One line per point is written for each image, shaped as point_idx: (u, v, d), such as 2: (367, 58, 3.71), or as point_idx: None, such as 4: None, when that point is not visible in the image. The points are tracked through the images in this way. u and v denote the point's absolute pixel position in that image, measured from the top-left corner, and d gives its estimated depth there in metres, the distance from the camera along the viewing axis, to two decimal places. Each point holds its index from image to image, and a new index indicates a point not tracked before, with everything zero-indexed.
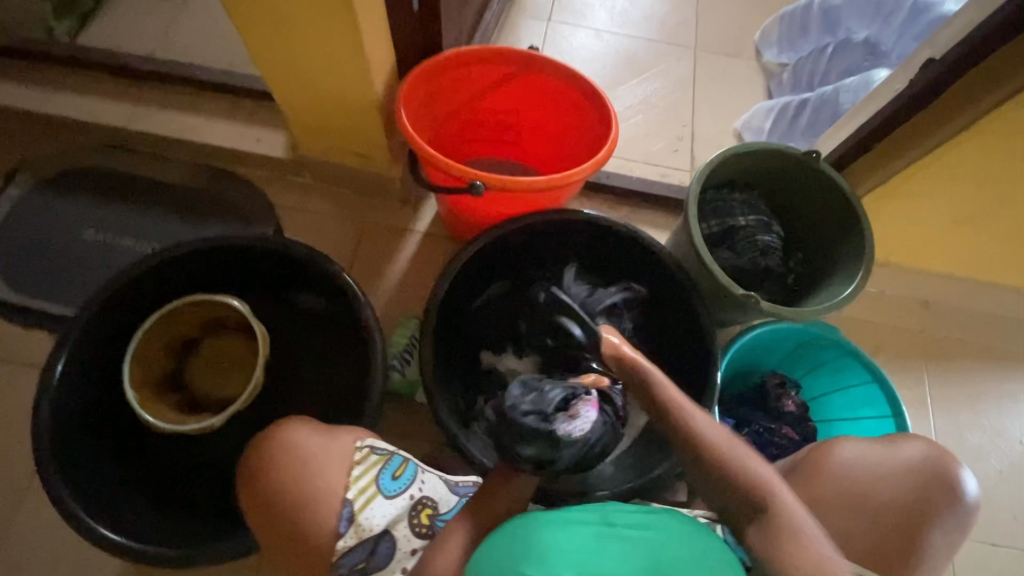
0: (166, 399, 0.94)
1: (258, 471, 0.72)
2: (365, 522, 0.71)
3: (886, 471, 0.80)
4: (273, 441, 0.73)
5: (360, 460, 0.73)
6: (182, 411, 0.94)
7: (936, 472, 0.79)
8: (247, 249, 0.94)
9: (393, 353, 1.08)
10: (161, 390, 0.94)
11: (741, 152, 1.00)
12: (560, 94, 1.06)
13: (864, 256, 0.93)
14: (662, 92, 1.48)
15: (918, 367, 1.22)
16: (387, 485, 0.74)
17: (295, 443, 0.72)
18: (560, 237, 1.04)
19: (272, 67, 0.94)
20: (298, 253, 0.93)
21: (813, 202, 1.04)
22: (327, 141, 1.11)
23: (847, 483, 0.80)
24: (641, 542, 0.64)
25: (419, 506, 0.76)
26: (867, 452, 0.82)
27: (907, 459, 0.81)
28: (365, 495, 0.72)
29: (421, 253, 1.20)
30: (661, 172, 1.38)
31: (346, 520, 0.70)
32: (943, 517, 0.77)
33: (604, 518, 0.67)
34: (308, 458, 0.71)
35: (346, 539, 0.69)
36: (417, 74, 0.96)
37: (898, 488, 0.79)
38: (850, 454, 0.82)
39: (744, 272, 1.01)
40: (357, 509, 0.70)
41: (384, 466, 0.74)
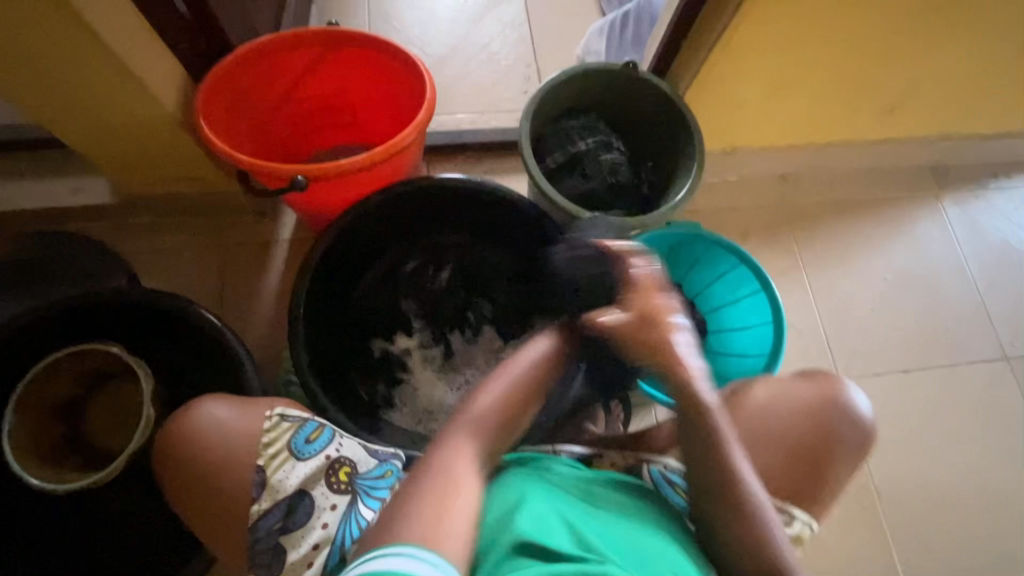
0: (44, 431, 0.90)
1: (175, 454, 0.74)
2: (277, 484, 0.71)
3: (799, 407, 0.85)
4: (186, 421, 0.75)
5: (269, 428, 0.74)
6: (58, 454, 0.91)
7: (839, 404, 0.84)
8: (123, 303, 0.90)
9: (286, 368, 1.06)
10: (50, 416, 0.91)
11: (563, 80, 1.01)
12: (374, 64, 1.03)
13: (695, 154, 0.98)
14: (499, 36, 1.46)
15: (787, 236, 1.31)
16: (300, 448, 0.73)
17: (211, 416, 0.75)
18: (419, 210, 1.03)
19: (45, 109, 0.86)
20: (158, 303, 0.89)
21: (644, 111, 1.07)
22: (150, 172, 1.04)
23: (762, 426, 0.84)
24: (616, 520, 0.64)
25: (336, 465, 0.73)
26: (777, 392, 0.86)
27: (812, 394, 0.86)
28: (277, 459, 0.72)
29: (291, 261, 1.16)
30: (515, 116, 1.37)
31: (259, 484, 0.71)
32: (843, 449, 0.83)
33: (584, 491, 0.68)
34: (224, 428, 0.74)
35: (260, 502, 0.71)
36: (211, 80, 0.91)
37: (807, 427, 0.84)
38: (765, 393, 0.86)
39: (597, 195, 1.04)
40: (269, 474, 0.71)
41: (296, 432, 0.74)
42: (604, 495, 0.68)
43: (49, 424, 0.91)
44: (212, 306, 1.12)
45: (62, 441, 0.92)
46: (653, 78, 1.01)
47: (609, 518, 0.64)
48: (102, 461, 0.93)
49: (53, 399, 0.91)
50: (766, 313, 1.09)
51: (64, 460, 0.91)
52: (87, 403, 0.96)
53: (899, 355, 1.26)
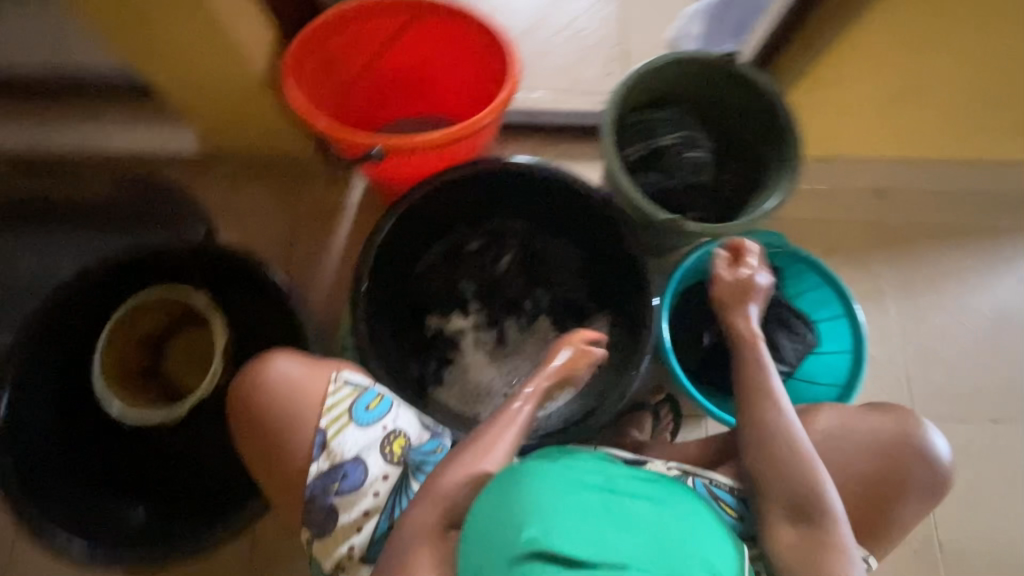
0: (128, 359, 0.96)
1: (245, 402, 0.77)
2: (337, 447, 0.74)
3: (871, 445, 0.79)
4: (258, 371, 0.78)
5: (333, 391, 0.76)
6: (137, 381, 0.97)
7: (916, 445, 0.79)
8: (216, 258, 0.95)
9: (344, 333, 1.08)
10: (136, 346, 0.97)
11: (656, 67, 0.94)
12: (459, 37, 1.00)
13: (790, 160, 0.90)
14: (587, 14, 1.39)
15: (877, 257, 1.20)
16: (360, 414, 0.76)
17: (281, 372, 0.77)
18: (487, 191, 1.01)
19: (147, 60, 0.89)
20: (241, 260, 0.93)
21: (739, 109, 0.99)
22: (236, 128, 1.07)
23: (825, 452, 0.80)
24: (644, 513, 0.62)
25: (391, 436, 0.76)
26: (845, 419, 0.81)
27: (886, 428, 0.80)
28: (338, 423, 0.74)
29: (357, 229, 1.17)
30: (594, 100, 1.31)
31: (319, 445, 0.74)
32: (912, 489, 0.78)
33: (607, 483, 0.64)
34: (292, 386, 0.76)
35: (319, 463, 0.73)
36: (300, 42, 0.91)
37: (876, 461, 0.79)
38: (832, 423, 0.81)
39: (675, 195, 0.98)
40: (329, 437, 0.74)
41: (357, 398, 0.76)
42: (626, 485, 0.65)
43: (134, 354, 0.98)
44: (280, 263, 1.16)
45: (143, 372, 0.99)
46: (755, 73, 0.93)
47: (630, 504, 0.63)
48: (174, 396, 0.99)
49: (139, 330, 0.97)
50: (846, 341, 1.02)
51: (141, 388, 0.97)
52: (168, 337, 1.01)
53: (988, 401, 1.14)
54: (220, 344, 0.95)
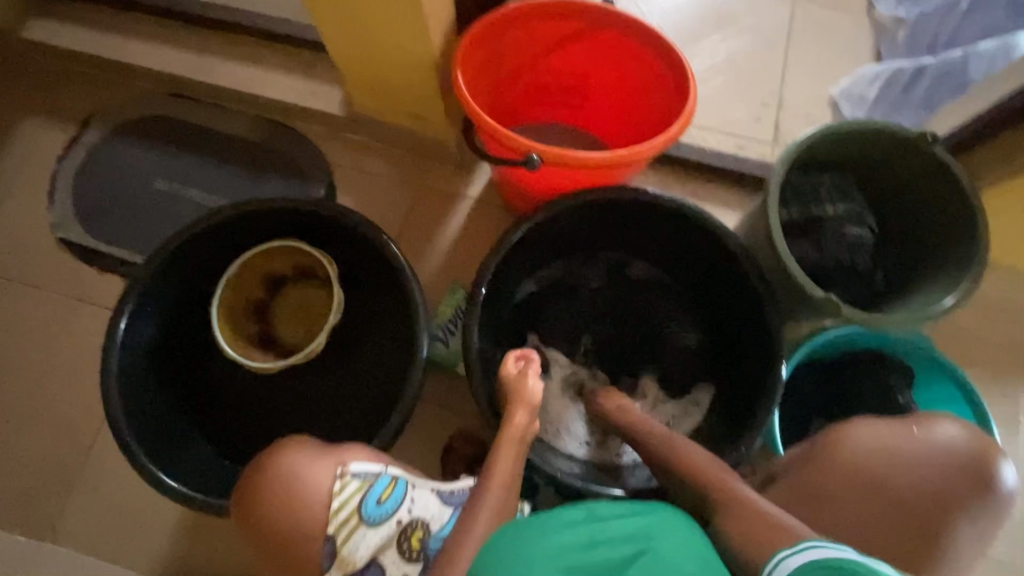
0: (247, 291, 0.99)
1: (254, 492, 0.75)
2: (349, 555, 0.71)
3: (909, 457, 0.72)
4: (268, 462, 0.75)
5: (338, 491, 0.73)
6: (248, 313, 1.00)
7: (965, 458, 0.72)
8: (348, 228, 0.92)
9: (438, 324, 1.07)
10: (259, 282, 0.99)
11: (842, 131, 0.87)
12: (634, 57, 0.96)
13: (975, 264, 0.81)
14: (750, 52, 1.31)
15: (1020, 382, 1.08)
16: (370, 512, 0.72)
17: (286, 461, 0.75)
18: (624, 218, 0.97)
19: (327, 20, 0.90)
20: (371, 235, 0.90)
21: (917, 192, 0.90)
22: (384, 100, 1.07)
23: (860, 469, 0.72)
24: (617, 526, 0.57)
25: (408, 530, 0.73)
26: (884, 437, 0.74)
27: (931, 444, 0.72)
28: (347, 527, 0.72)
29: (471, 221, 1.16)
30: (738, 143, 1.24)
31: (330, 554, 0.72)
32: (968, 505, 0.69)
33: (589, 513, 0.60)
34: (301, 475, 0.73)
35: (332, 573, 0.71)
36: (478, 31, 0.89)
37: (922, 477, 0.71)
38: (870, 436, 0.74)
39: (825, 269, 0.90)
40: (339, 544, 0.72)
41: (366, 493, 0.73)
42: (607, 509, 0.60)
43: (255, 288, 1.00)
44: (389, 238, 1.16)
45: (256, 308, 1.01)
46: (954, 160, 0.84)
47: (609, 525, 0.57)
48: (269, 342, 1.00)
49: (266, 269, 0.98)
50: None
51: (248, 321, 1.00)
52: (288, 285, 1.02)
53: None
54: (332, 320, 0.94)
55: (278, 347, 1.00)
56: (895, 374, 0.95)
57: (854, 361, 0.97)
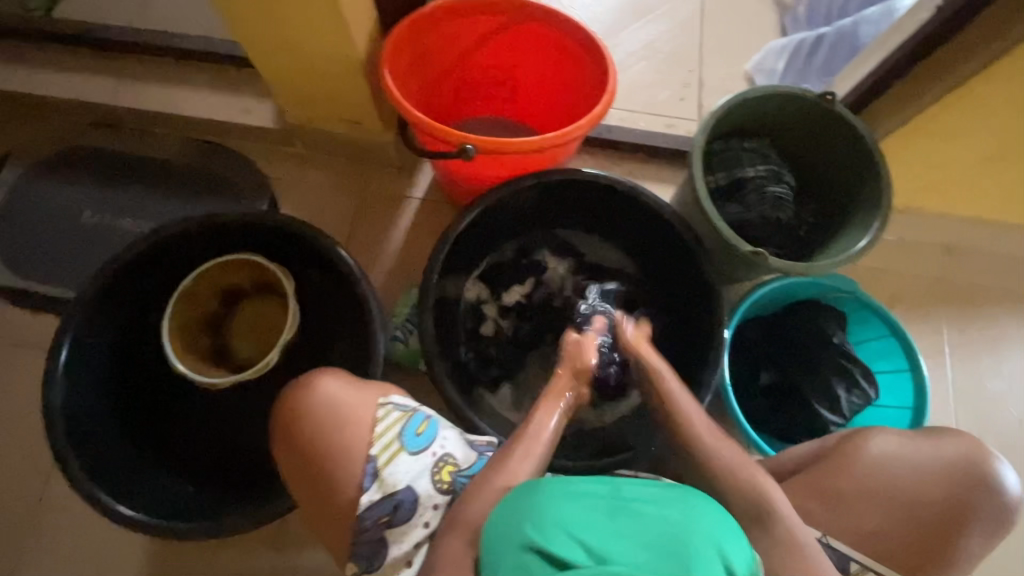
0: (202, 305, 0.97)
1: (290, 426, 0.74)
2: (389, 477, 0.71)
3: (926, 469, 0.76)
4: (307, 395, 0.75)
5: (381, 417, 0.74)
6: (203, 328, 0.99)
7: (972, 470, 0.76)
8: (299, 239, 0.92)
9: (397, 324, 1.08)
10: (213, 296, 0.98)
11: (752, 99, 0.94)
12: (555, 45, 1.00)
13: (881, 207, 0.88)
14: (668, 36, 1.39)
15: (939, 315, 1.18)
16: (410, 440, 0.73)
17: (326, 395, 0.74)
18: (562, 199, 1.00)
19: (250, 33, 0.90)
20: (318, 242, 0.90)
21: (825, 148, 0.98)
22: (317, 109, 1.07)
23: (877, 478, 0.76)
24: (647, 516, 0.54)
25: (441, 463, 0.74)
26: (903, 447, 0.78)
27: (946, 456, 0.77)
28: (388, 451, 0.72)
29: (420, 221, 1.17)
30: (666, 122, 1.31)
31: (370, 475, 0.71)
32: (979, 516, 0.74)
33: (616, 492, 0.58)
34: (336, 411, 0.73)
35: (370, 493, 0.71)
36: (401, 31, 0.91)
37: (935, 488, 0.75)
38: (885, 447, 0.78)
39: (753, 228, 0.97)
40: (380, 465, 0.71)
41: (406, 423, 0.74)
42: (635, 491, 0.58)
43: (209, 301, 0.98)
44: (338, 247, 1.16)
45: (210, 321, 0.99)
46: (853, 115, 0.92)
47: (637, 506, 0.55)
48: (224, 357, 0.99)
49: (222, 283, 0.97)
50: (908, 398, 0.99)
51: (202, 336, 0.98)
52: (243, 300, 1.01)
53: None
54: (286, 339, 0.93)
55: (234, 363, 0.99)
56: (828, 317, 1.02)
57: (790, 310, 1.05)
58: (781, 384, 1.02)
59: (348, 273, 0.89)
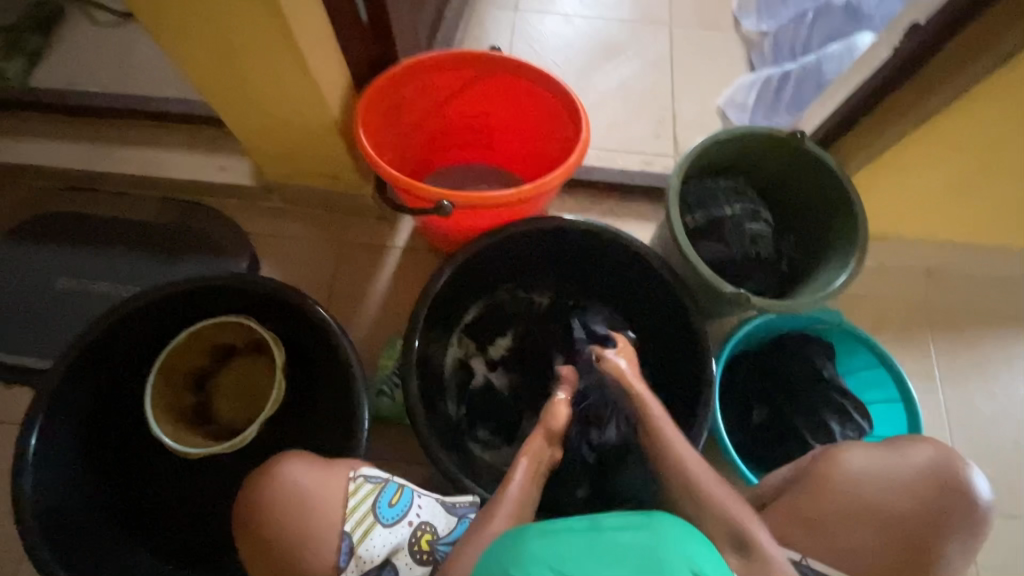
0: (189, 362, 0.95)
1: (256, 507, 0.72)
2: (365, 553, 0.69)
3: (893, 479, 0.74)
4: (275, 473, 0.73)
5: (352, 492, 0.71)
6: (188, 385, 0.96)
7: (944, 478, 0.73)
8: (286, 304, 0.90)
9: (382, 378, 1.05)
10: (205, 351, 0.96)
11: (724, 139, 0.95)
12: (528, 95, 1.02)
13: (858, 240, 0.89)
14: (640, 75, 1.42)
15: (925, 338, 1.19)
16: (384, 512, 0.72)
17: (291, 475, 0.72)
18: (543, 244, 0.99)
19: (224, 98, 0.90)
20: (300, 304, 0.88)
21: (800, 184, 0.99)
22: (294, 166, 1.08)
23: (848, 496, 0.73)
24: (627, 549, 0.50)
25: (419, 532, 0.72)
26: (871, 460, 0.75)
27: (912, 465, 0.74)
28: (362, 526, 0.70)
29: (402, 271, 1.17)
30: (643, 159, 1.33)
31: (346, 553, 0.69)
32: (955, 525, 0.71)
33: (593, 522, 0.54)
34: (304, 492, 0.71)
35: (347, 573, 0.69)
36: (374, 90, 0.92)
37: (905, 498, 0.73)
38: (851, 463, 0.75)
39: (735, 265, 0.97)
40: (355, 543, 0.70)
41: (379, 495, 0.72)
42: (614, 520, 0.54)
43: (200, 356, 0.96)
44: (321, 300, 1.15)
45: (196, 377, 0.97)
46: (823, 152, 0.93)
47: (614, 539, 0.52)
48: (203, 419, 0.96)
49: (213, 342, 0.95)
50: (901, 428, 0.98)
51: (185, 394, 0.95)
52: (230, 360, 0.99)
53: None
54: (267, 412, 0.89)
55: (214, 425, 0.96)
56: (817, 349, 1.01)
57: (778, 343, 1.04)
58: (774, 421, 1.00)
59: (328, 333, 0.87)
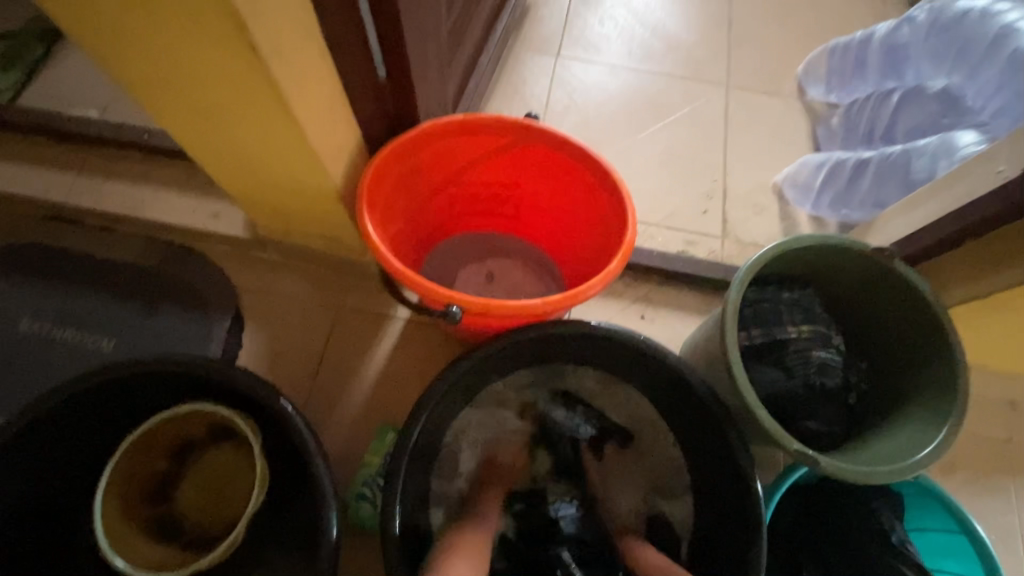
0: (182, 429, 0.78)
1: None
2: None
3: None
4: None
5: None
6: (167, 449, 0.79)
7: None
8: (271, 411, 0.75)
9: (365, 478, 0.91)
10: (204, 426, 0.79)
11: (795, 248, 0.79)
12: (564, 169, 0.88)
13: (956, 395, 0.72)
14: (690, 140, 1.27)
15: (1007, 487, 1.00)
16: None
17: None
18: (566, 349, 0.84)
19: (212, 150, 0.77)
20: (277, 409, 0.73)
21: (883, 309, 0.83)
22: (292, 222, 0.95)
23: None
24: None
25: None
26: None
27: None
28: None
29: (403, 347, 1.02)
30: (687, 238, 1.18)
31: None
32: None
33: None
34: None
35: None
36: (385, 156, 0.79)
37: None
38: None
39: (797, 399, 0.80)
40: None
41: None
42: None
43: (196, 426, 0.78)
44: (306, 371, 1.01)
45: (180, 442, 0.80)
46: (918, 276, 0.76)
47: None
48: (160, 497, 0.80)
49: (218, 423, 0.78)
50: None
51: (157, 461, 0.79)
52: (221, 443, 0.82)
53: None
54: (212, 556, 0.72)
55: (167, 507, 0.80)
56: (884, 504, 0.84)
57: (840, 488, 0.87)
58: None
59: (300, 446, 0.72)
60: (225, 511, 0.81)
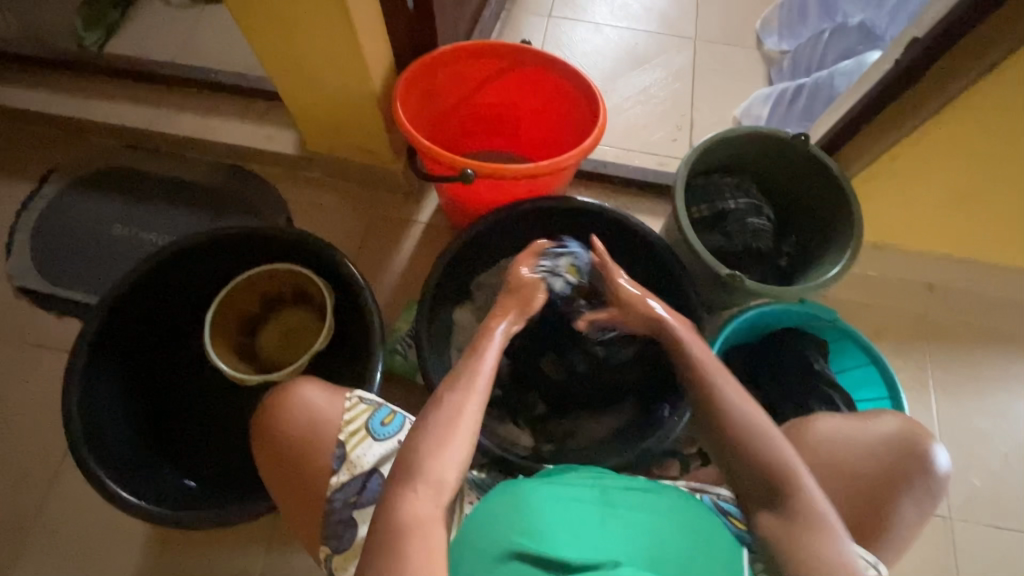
0: (275, 284, 1.02)
1: (272, 415, 0.81)
2: (357, 459, 0.76)
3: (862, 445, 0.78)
4: (289, 396, 0.81)
5: (350, 408, 0.80)
6: (261, 297, 1.03)
7: (908, 447, 0.76)
8: (329, 262, 0.97)
9: (397, 337, 1.13)
10: (289, 284, 1.02)
11: (730, 138, 1.02)
12: (552, 86, 1.11)
13: (852, 237, 0.94)
14: (663, 83, 1.50)
15: (920, 351, 1.22)
16: (377, 429, 0.79)
17: (308, 397, 0.81)
18: (555, 223, 1.06)
19: (279, 65, 1.00)
20: (334, 258, 0.96)
21: (805, 187, 1.05)
22: (334, 137, 1.17)
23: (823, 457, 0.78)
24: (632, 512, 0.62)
25: None
26: (845, 426, 0.80)
27: (882, 433, 0.79)
28: (356, 437, 0.78)
29: (424, 244, 1.25)
30: (660, 161, 1.40)
31: (339, 458, 0.77)
32: (914, 488, 0.75)
33: (601, 494, 0.64)
34: (315, 411, 0.80)
35: (340, 475, 0.76)
36: (413, 70, 1.02)
37: (875, 461, 0.77)
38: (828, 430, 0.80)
39: (737, 256, 1.03)
40: (349, 450, 0.77)
41: (372, 414, 0.80)
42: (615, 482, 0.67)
43: (283, 284, 1.02)
44: None
45: (270, 294, 1.04)
46: (825, 155, 0.99)
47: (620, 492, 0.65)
48: (247, 332, 1.04)
49: (298, 284, 1.02)
50: None
51: (253, 304, 1.03)
52: (298, 303, 1.05)
53: None
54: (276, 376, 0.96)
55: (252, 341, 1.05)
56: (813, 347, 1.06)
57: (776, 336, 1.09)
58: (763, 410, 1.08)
59: (352, 285, 0.95)
60: (292, 353, 1.05)
